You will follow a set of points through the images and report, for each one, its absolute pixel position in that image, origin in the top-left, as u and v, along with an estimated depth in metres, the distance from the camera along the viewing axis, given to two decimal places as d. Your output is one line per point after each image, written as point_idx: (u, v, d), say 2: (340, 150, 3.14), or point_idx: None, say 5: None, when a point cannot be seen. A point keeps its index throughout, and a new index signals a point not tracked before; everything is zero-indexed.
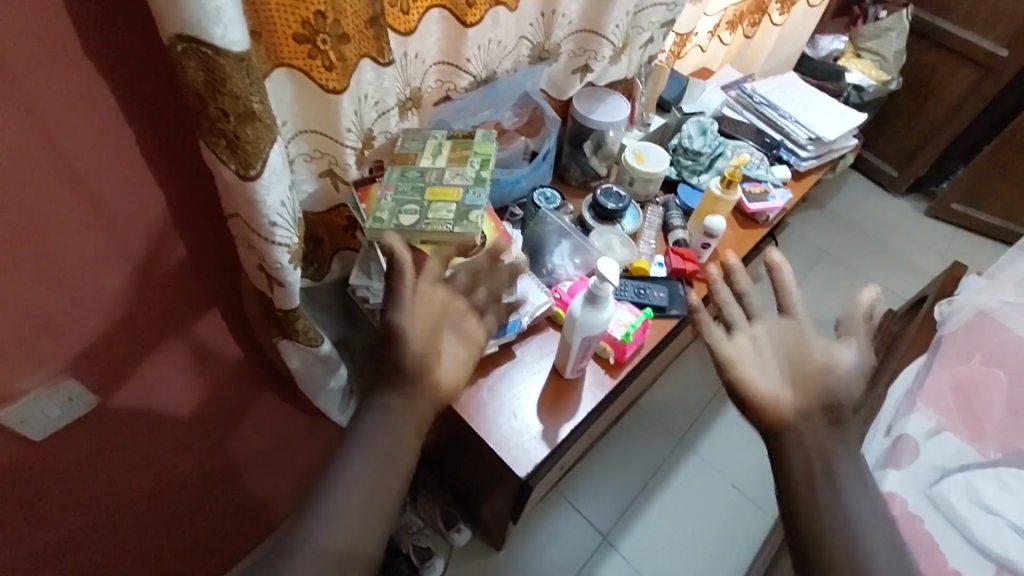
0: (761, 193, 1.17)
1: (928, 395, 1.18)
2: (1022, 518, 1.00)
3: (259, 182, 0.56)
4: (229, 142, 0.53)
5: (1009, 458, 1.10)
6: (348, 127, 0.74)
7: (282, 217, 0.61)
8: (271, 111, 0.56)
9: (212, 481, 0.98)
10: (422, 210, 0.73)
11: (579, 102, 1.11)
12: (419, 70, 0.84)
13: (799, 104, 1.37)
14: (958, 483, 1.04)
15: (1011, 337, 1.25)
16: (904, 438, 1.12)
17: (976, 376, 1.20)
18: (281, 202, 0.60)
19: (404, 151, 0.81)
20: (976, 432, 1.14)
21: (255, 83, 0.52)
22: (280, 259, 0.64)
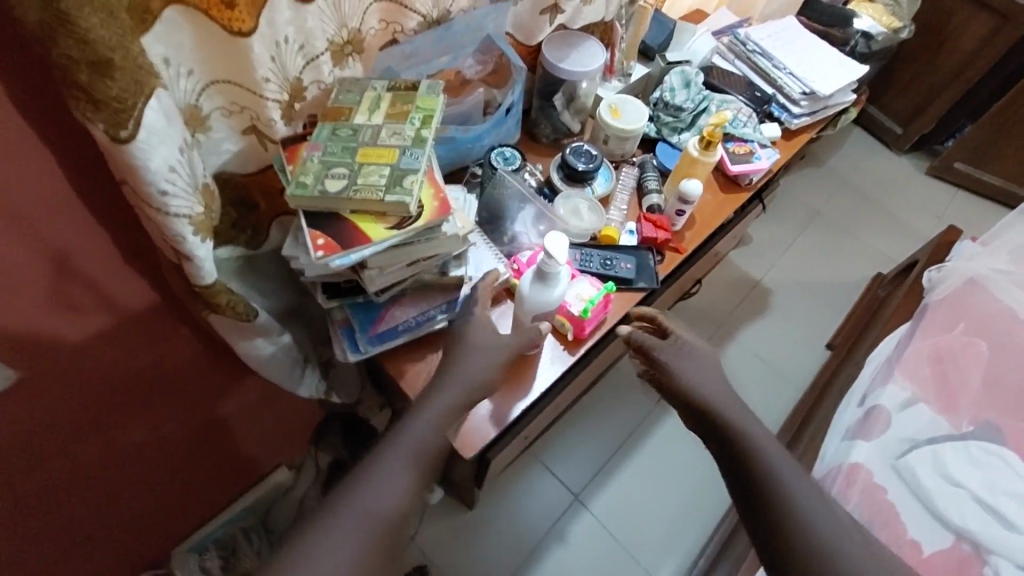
0: (745, 154, 1.09)
1: (906, 364, 1.13)
2: (989, 492, 0.94)
3: (135, 144, 0.48)
4: (89, 97, 0.45)
5: (981, 431, 1.02)
6: (265, 77, 0.65)
7: (174, 185, 0.53)
8: (141, 58, 0.48)
9: (169, 456, 0.93)
10: (353, 173, 0.64)
11: (549, 48, 0.99)
12: (356, 9, 0.74)
13: (796, 53, 1.25)
14: (925, 455, 0.99)
15: (998, 306, 1.18)
16: (876, 409, 1.09)
17: (956, 346, 1.13)
18: (171, 166, 0.52)
19: (337, 104, 0.72)
20: (951, 404, 1.06)
21: (109, 24, 0.44)
22: (181, 232, 0.56)
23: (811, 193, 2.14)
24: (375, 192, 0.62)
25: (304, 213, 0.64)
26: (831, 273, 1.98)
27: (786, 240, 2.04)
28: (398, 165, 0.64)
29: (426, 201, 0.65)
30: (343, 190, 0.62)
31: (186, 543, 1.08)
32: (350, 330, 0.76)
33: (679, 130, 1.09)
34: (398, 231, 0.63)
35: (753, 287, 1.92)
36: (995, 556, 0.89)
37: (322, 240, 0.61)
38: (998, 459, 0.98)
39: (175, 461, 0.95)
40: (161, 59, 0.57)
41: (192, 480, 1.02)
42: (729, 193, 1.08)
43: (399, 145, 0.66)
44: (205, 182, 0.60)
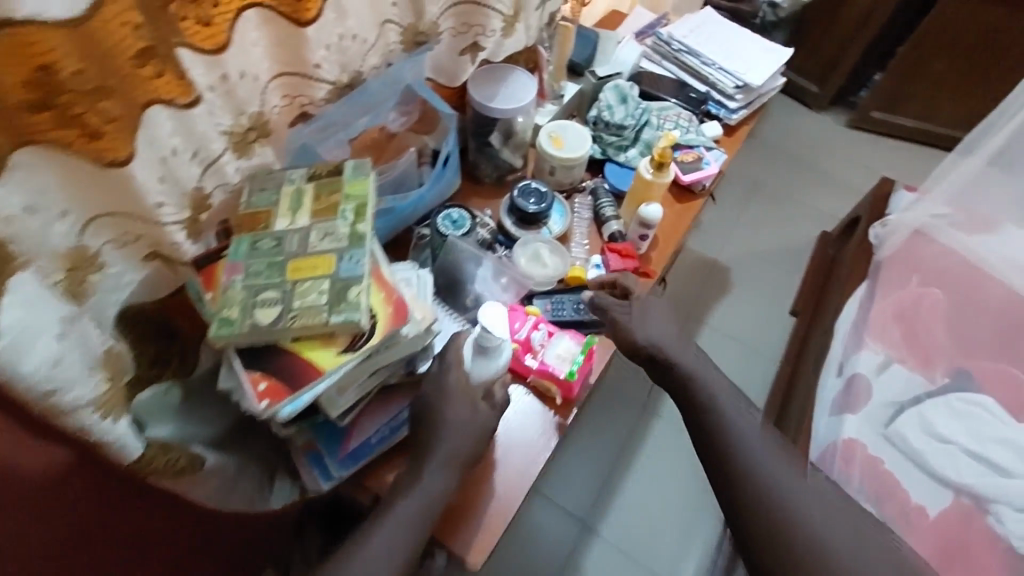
0: (693, 161, 1.05)
1: (873, 327, 1.14)
2: (976, 441, 0.97)
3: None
4: None
5: (957, 380, 1.06)
6: (159, 203, 0.54)
7: (62, 377, 0.46)
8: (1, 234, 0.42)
9: None
10: (286, 295, 0.54)
11: (475, 87, 0.92)
12: (254, 93, 0.64)
13: (721, 45, 1.22)
14: (912, 419, 1.00)
15: (946, 254, 1.21)
16: (856, 379, 1.08)
17: (914, 299, 1.16)
18: (53, 360, 0.45)
19: (251, 210, 0.62)
20: (923, 359, 1.09)
21: None
22: (85, 421, 0.49)
23: (748, 164, 2.16)
24: (317, 316, 0.53)
25: (237, 353, 0.54)
26: (781, 240, 2.00)
27: (733, 215, 2.05)
28: (337, 276, 0.56)
29: (378, 310, 0.56)
30: (279, 319, 0.53)
31: None
32: (317, 452, 0.67)
33: (624, 148, 1.04)
34: (353, 353, 0.54)
35: (712, 269, 1.92)
36: (997, 504, 0.91)
37: (264, 383, 0.52)
38: (977, 408, 1.00)
39: None
40: (21, 209, 0.43)
41: None
42: (685, 203, 1.04)
43: (334, 250, 0.57)
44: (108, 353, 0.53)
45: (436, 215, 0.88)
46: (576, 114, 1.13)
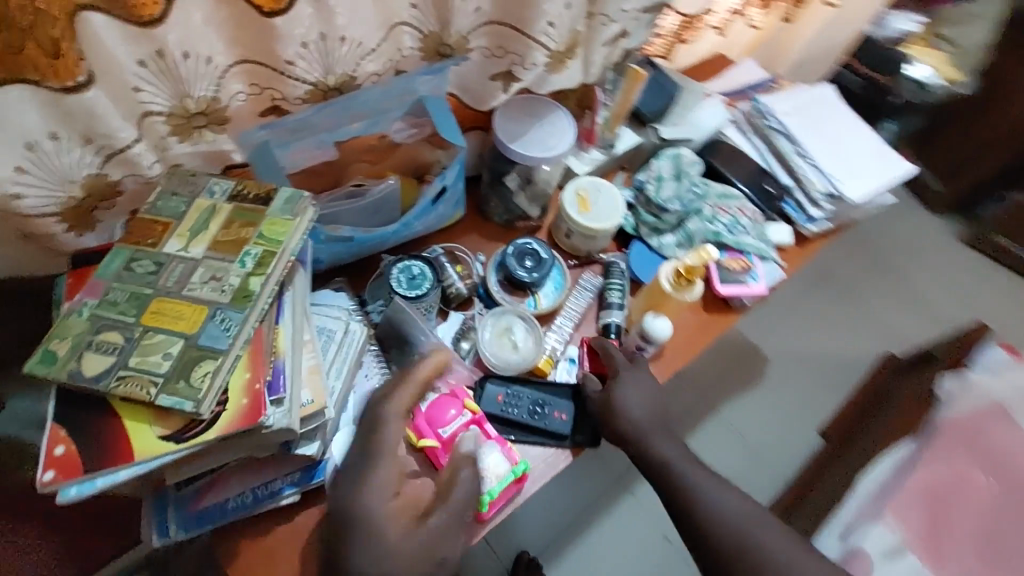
0: (738, 271, 0.87)
1: (898, 503, 0.81)
2: None
3: None
4: None
5: None
6: (13, 193, 0.45)
7: None
8: None
9: None
10: (128, 346, 0.44)
11: (504, 118, 0.77)
12: (202, 76, 0.52)
13: (826, 136, 1.00)
14: None
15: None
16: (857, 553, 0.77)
17: (949, 479, 0.83)
18: None
19: (152, 217, 0.51)
20: (936, 553, 0.77)
21: None
22: None
23: (830, 251, 1.86)
24: (147, 387, 0.43)
25: (54, 394, 0.44)
26: (839, 348, 1.72)
27: (794, 303, 1.77)
28: (197, 340, 0.45)
29: (232, 394, 0.45)
30: (105, 375, 0.43)
31: None
32: (165, 499, 0.57)
33: (660, 232, 0.88)
34: (178, 443, 0.43)
35: (748, 355, 1.66)
36: None
37: (61, 449, 0.42)
38: None
39: None
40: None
41: None
42: (713, 316, 0.86)
43: (210, 303, 0.46)
44: None
45: (392, 267, 0.75)
46: (625, 168, 0.95)
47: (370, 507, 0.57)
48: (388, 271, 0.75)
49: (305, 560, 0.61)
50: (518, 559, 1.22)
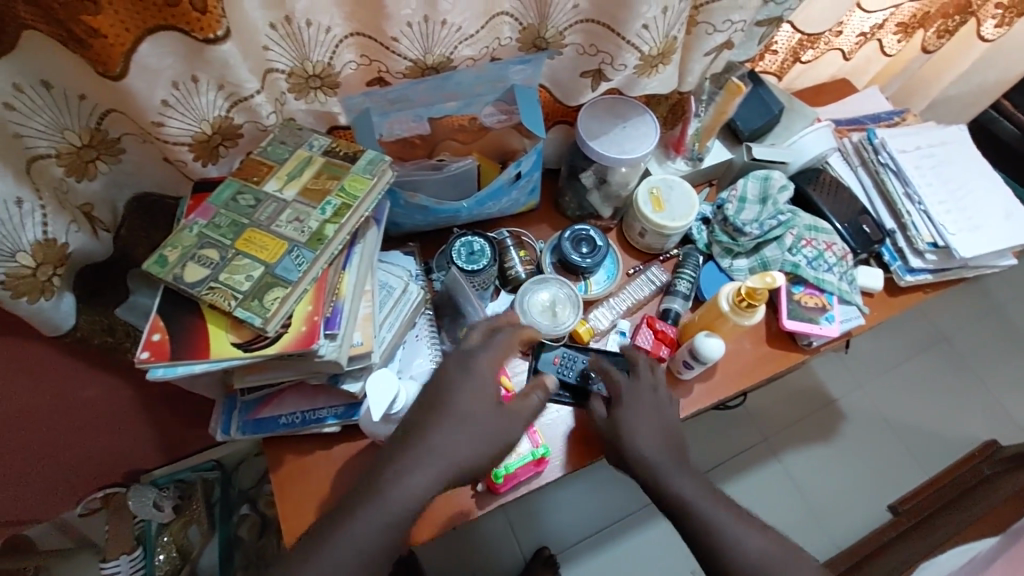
0: (813, 309, 0.82)
1: None
2: None
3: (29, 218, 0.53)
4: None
5: None
6: (158, 121, 0.54)
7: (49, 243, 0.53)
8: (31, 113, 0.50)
9: (117, 426, 0.96)
10: (221, 262, 0.52)
11: (589, 116, 0.79)
12: (320, 43, 0.60)
13: (948, 182, 0.90)
14: None
15: None
16: None
17: None
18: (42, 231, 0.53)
19: (261, 159, 0.59)
20: None
21: None
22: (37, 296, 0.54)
23: (945, 313, 1.67)
24: (227, 300, 0.50)
25: (162, 291, 0.54)
26: (932, 422, 1.54)
27: (888, 361, 1.60)
28: (274, 269, 0.52)
29: (293, 321, 0.52)
30: (199, 283, 0.51)
31: (151, 474, 1.18)
32: (233, 402, 0.67)
33: (733, 254, 0.85)
34: (243, 352, 0.50)
35: (822, 406, 1.54)
36: None
37: (158, 336, 0.51)
38: None
39: (120, 428, 0.97)
40: (8, 90, 0.48)
41: (148, 443, 1.07)
42: (775, 349, 0.82)
43: (290, 239, 0.53)
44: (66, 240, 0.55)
45: (454, 241, 0.78)
46: (715, 183, 0.93)
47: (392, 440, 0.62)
48: (451, 244, 0.78)
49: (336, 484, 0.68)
50: (537, 551, 1.29)
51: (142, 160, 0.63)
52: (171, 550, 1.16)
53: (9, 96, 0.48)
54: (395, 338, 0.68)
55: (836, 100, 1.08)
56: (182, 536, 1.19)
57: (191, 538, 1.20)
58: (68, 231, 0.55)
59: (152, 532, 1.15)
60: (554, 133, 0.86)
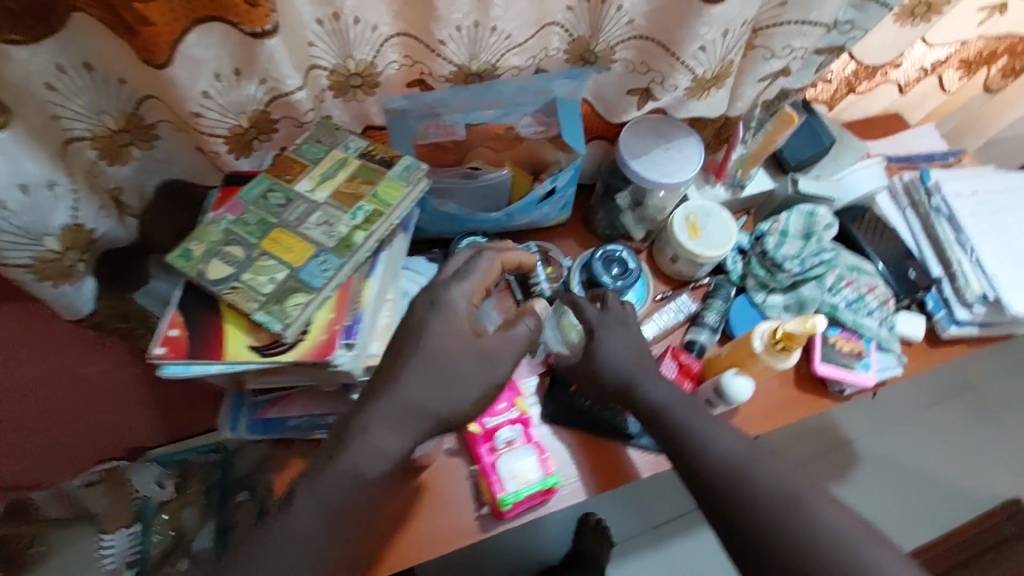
0: (849, 355, 0.78)
1: None
2: None
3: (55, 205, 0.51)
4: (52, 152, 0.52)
5: None
6: (197, 112, 0.52)
7: (77, 227, 0.53)
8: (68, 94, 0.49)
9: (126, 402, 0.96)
10: (246, 262, 0.51)
11: (631, 134, 0.76)
12: (365, 42, 0.58)
13: (1003, 232, 0.85)
14: None
15: None
16: None
17: None
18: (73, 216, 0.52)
19: (294, 157, 0.58)
20: None
21: None
22: (56, 279, 0.53)
23: (976, 361, 1.60)
24: (248, 302, 0.49)
25: (184, 285, 0.53)
26: (952, 475, 1.48)
27: (912, 406, 1.54)
28: (298, 273, 0.50)
29: (312, 329, 0.50)
30: (222, 282, 0.50)
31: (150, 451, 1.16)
32: (241, 400, 0.65)
33: (769, 289, 0.81)
34: (260, 356, 0.49)
35: (838, 446, 1.48)
36: None
37: (175, 332, 0.50)
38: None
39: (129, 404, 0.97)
40: (50, 70, 0.47)
41: None
42: (803, 393, 0.79)
43: (316, 243, 0.52)
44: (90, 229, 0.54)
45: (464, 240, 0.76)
46: (752, 212, 0.90)
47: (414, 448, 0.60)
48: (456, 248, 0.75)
49: None
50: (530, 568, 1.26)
51: (175, 147, 0.62)
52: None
53: (48, 75, 0.47)
54: None
55: (884, 135, 1.04)
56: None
57: None
58: (97, 216, 0.55)
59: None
60: (591, 148, 0.84)
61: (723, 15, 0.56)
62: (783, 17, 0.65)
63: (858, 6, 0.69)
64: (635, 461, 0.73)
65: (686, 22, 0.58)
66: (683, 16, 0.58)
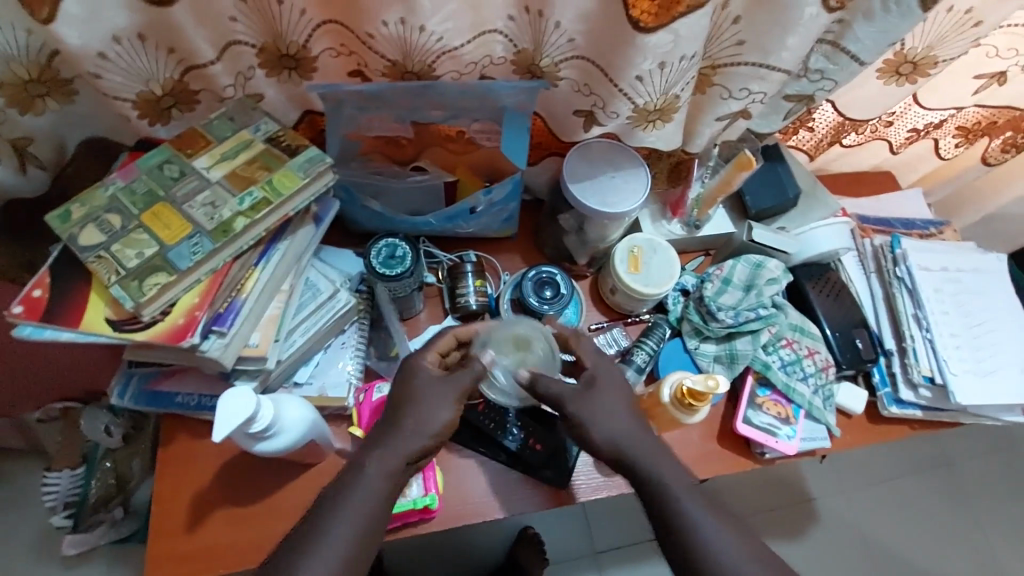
0: (774, 419, 0.74)
1: None
2: None
3: None
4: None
5: None
6: (95, 72, 0.52)
7: None
8: None
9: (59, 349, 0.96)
10: (120, 232, 0.50)
11: (579, 157, 0.73)
12: (294, 25, 0.55)
13: (968, 315, 0.80)
14: None
15: None
16: None
17: None
18: None
19: (203, 133, 0.56)
20: None
21: None
22: None
23: (961, 437, 1.47)
24: (108, 274, 0.47)
25: (61, 246, 0.51)
26: (915, 555, 1.36)
27: (883, 474, 1.43)
28: (168, 251, 0.49)
29: (174, 310, 0.49)
30: (90, 249, 0.49)
31: None
32: (130, 370, 0.64)
33: (703, 336, 0.77)
34: (113, 331, 0.48)
35: (796, 503, 1.39)
36: None
37: (38, 292, 0.49)
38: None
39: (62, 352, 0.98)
40: None
41: None
42: (721, 451, 0.75)
43: (195, 224, 0.50)
44: None
45: (378, 241, 0.69)
46: (710, 253, 0.85)
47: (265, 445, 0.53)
48: (373, 242, 0.69)
49: (217, 475, 0.65)
50: None
51: (95, 105, 0.60)
52: (108, 477, 1.10)
53: None
54: (309, 344, 0.64)
55: (871, 194, 0.99)
56: (123, 467, 1.11)
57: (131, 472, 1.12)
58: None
59: (97, 455, 1.09)
60: (544, 165, 0.81)
61: (656, 46, 0.53)
62: (741, 57, 0.61)
63: (829, 55, 0.65)
64: (528, 494, 0.70)
65: (622, 48, 0.55)
66: (620, 41, 0.55)
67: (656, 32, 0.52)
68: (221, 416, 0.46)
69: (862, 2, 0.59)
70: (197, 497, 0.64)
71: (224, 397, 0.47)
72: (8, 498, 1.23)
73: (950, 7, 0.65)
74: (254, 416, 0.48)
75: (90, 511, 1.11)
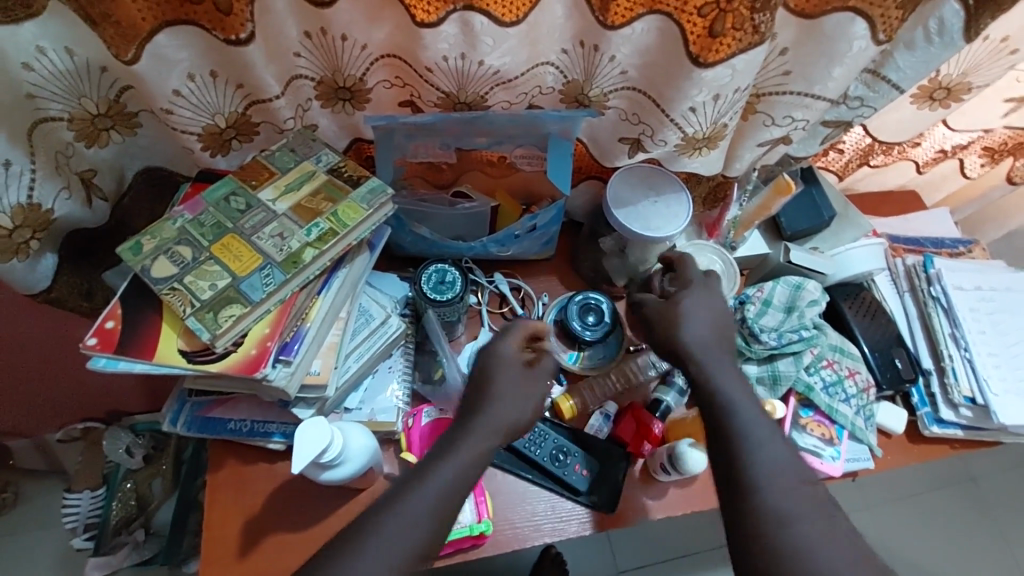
0: (817, 442, 0.75)
1: None
2: None
3: (11, 179, 0.52)
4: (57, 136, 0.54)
5: None
6: (167, 107, 0.53)
7: (33, 201, 0.54)
8: (45, 75, 0.49)
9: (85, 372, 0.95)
10: (191, 263, 0.51)
11: (622, 182, 0.74)
12: (354, 59, 0.57)
13: (1003, 333, 0.81)
14: None
15: None
16: None
17: None
18: (28, 193, 0.53)
19: (266, 165, 0.57)
20: None
21: None
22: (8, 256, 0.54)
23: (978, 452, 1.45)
24: (183, 305, 0.49)
25: (130, 278, 0.52)
26: (944, 574, 1.29)
27: (907, 487, 1.37)
28: (239, 283, 0.50)
29: (246, 341, 0.50)
30: (163, 281, 0.50)
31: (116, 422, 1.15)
32: (185, 397, 0.65)
33: (744, 358, 0.77)
34: (187, 362, 0.49)
35: None
36: None
37: (111, 324, 0.50)
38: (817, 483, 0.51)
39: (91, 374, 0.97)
40: (30, 52, 0.47)
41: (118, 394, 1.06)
42: None
43: (265, 255, 0.52)
44: (47, 207, 0.55)
45: (425, 268, 0.69)
46: (745, 274, 0.86)
47: (324, 475, 0.53)
48: (422, 268, 0.69)
49: (270, 501, 0.65)
50: None
51: (156, 136, 0.61)
52: (129, 499, 1.07)
53: (24, 55, 0.47)
54: (362, 369, 0.65)
55: (898, 213, 1.00)
56: (145, 487, 1.09)
57: (153, 493, 1.10)
58: (57, 197, 0.56)
59: (118, 476, 1.08)
60: (582, 188, 0.82)
61: (713, 79, 0.55)
62: (787, 86, 0.63)
63: (869, 83, 0.66)
64: (576, 520, 0.70)
65: (676, 78, 0.56)
66: (674, 74, 0.56)
67: (714, 67, 0.53)
68: (298, 451, 0.48)
69: (905, 33, 0.60)
70: (249, 524, 0.64)
71: (302, 430, 0.48)
72: (29, 520, 1.21)
73: (986, 37, 0.66)
74: (326, 447, 0.50)
75: (112, 534, 1.06)
